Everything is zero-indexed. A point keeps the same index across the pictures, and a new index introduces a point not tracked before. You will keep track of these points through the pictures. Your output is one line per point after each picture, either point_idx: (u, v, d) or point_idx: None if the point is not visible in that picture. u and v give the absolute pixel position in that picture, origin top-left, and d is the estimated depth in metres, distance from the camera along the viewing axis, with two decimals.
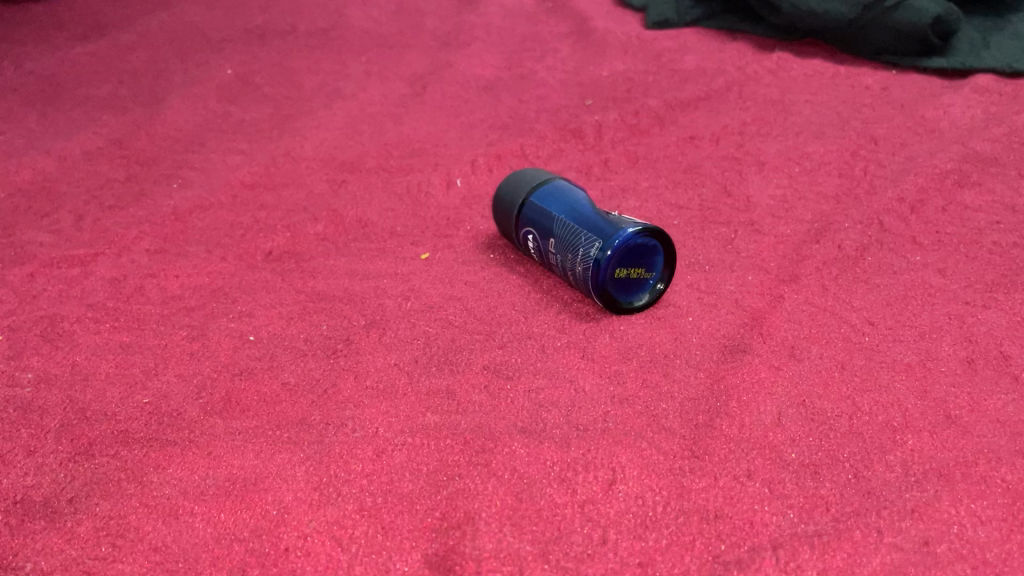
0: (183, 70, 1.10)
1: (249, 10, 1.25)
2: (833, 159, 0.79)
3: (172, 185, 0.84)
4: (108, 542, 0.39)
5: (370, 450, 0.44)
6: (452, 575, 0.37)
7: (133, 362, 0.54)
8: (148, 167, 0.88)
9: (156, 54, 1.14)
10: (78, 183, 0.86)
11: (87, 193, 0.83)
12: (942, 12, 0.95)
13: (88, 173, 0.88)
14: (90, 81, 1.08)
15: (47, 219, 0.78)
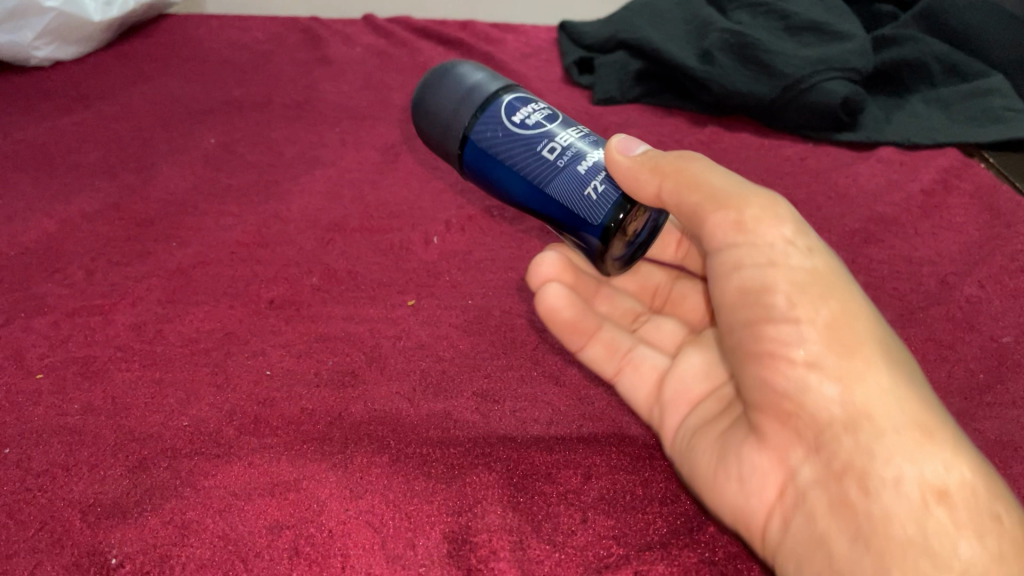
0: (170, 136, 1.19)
1: (228, 82, 1.35)
2: None
3: (172, 244, 0.92)
4: (177, 532, 0.47)
5: (386, 458, 0.53)
6: (469, 546, 0.46)
7: (167, 394, 0.61)
8: (149, 226, 0.96)
9: (142, 122, 1.22)
10: (82, 243, 0.93)
11: (92, 252, 0.91)
12: (848, 93, 1.10)
13: (90, 231, 0.95)
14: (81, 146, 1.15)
15: (60, 276, 0.85)
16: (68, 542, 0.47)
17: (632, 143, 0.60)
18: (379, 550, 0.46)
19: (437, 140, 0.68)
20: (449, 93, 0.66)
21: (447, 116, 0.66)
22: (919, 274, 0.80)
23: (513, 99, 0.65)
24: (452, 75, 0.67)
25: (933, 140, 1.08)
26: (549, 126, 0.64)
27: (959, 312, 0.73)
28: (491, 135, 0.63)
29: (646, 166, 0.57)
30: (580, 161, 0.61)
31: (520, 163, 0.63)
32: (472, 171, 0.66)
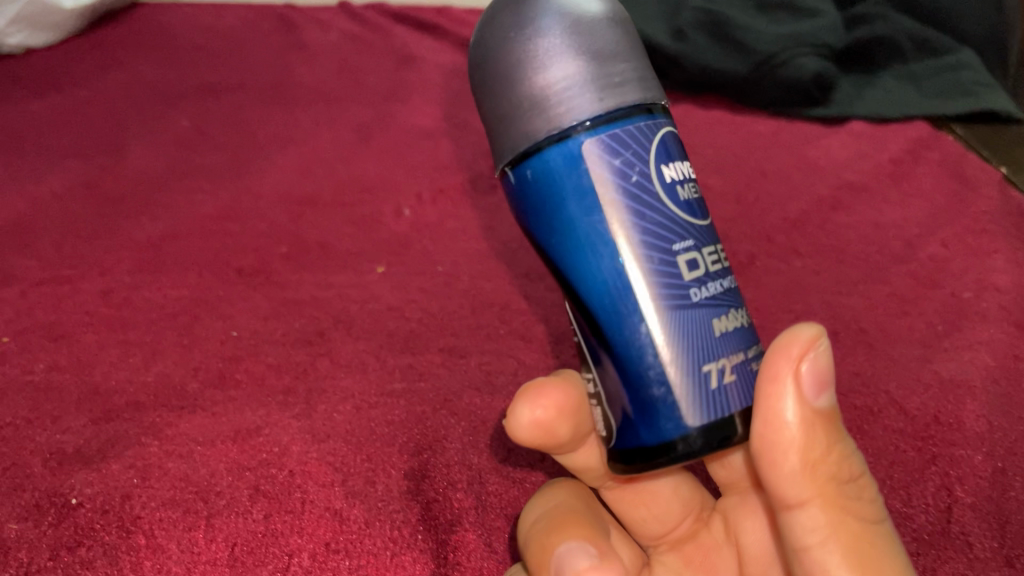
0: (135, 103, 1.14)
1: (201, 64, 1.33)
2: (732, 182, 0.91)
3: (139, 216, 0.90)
4: (137, 475, 0.47)
5: (349, 407, 0.53)
6: (427, 482, 0.48)
7: (133, 354, 0.61)
8: (119, 195, 0.94)
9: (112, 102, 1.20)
10: (46, 216, 0.90)
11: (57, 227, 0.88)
12: (821, 69, 1.09)
13: (56, 203, 0.93)
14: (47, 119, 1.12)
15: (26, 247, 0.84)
16: (29, 486, 0.46)
17: (827, 365, 0.41)
18: (340, 486, 0.47)
19: (510, 77, 0.43)
20: (575, 50, 0.43)
21: (545, 70, 0.43)
22: (884, 236, 0.80)
23: (665, 141, 0.45)
24: (586, 25, 0.44)
25: (903, 112, 1.08)
26: (699, 221, 0.44)
27: (922, 269, 0.73)
28: (619, 165, 0.42)
29: (810, 425, 0.41)
30: (723, 311, 0.43)
31: (638, 245, 0.42)
32: (537, 174, 0.43)
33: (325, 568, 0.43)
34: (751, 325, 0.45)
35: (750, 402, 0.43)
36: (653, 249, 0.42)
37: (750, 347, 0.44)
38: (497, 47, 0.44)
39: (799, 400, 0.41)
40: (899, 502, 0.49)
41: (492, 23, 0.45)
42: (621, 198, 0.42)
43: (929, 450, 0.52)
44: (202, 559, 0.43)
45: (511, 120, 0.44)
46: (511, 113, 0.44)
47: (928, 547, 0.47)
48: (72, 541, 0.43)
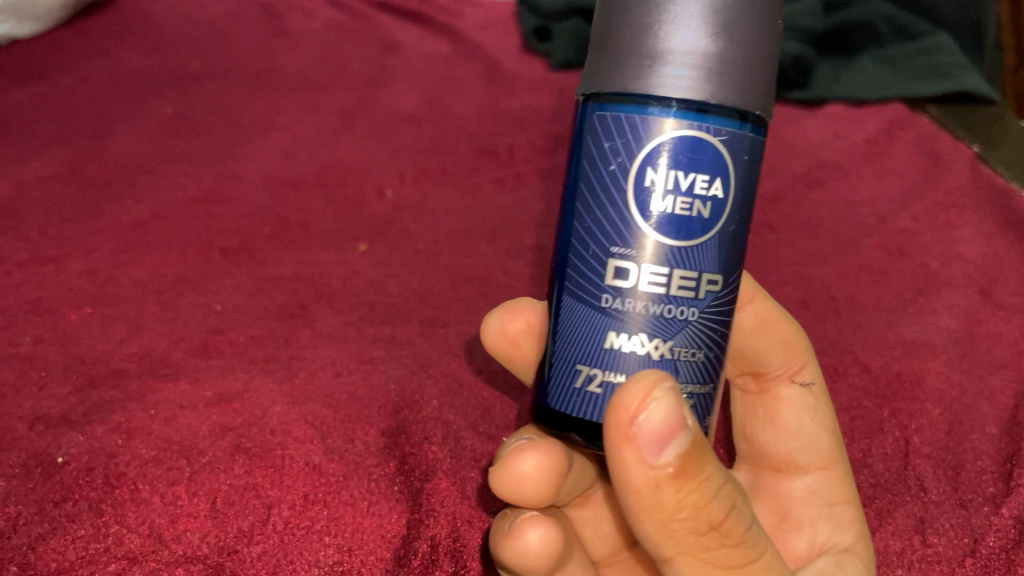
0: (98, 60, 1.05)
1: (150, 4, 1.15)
2: None
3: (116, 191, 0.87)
4: (121, 435, 0.49)
5: (329, 372, 0.55)
6: (400, 443, 0.51)
7: (116, 326, 0.63)
8: (91, 165, 0.90)
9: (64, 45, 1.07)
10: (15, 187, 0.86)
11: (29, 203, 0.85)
12: (799, 52, 1.00)
13: (23, 169, 0.88)
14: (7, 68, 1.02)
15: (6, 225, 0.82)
16: (15, 448, 0.48)
17: (668, 420, 0.37)
18: (320, 443, 0.50)
19: (622, 17, 0.41)
20: (694, 34, 0.40)
21: (654, 29, 0.40)
22: (857, 211, 0.78)
23: (688, 150, 0.40)
24: (720, 24, 0.40)
25: (878, 94, 1.01)
26: (662, 242, 0.41)
27: (893, 242, 0.75)
28: (605, 148, 0.41)
29: (657, 488, 0.38)
30: (633, 331, 0.42)
31: (585, 230, 0.43)
32: (591, 119, 0.42)
33: (304, 517, 0.47)
34: (677, 361, 0.43)
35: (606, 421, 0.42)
36: (591, 240, 0.42)
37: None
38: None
39: (640, 463, 0.37)
40: (862, 450, 0.56)
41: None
42: (591, 178, 0.42)
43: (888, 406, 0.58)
44: (183, 512, 0.46)
45: (600, 55, 0.42)
46: (603, 48, 0.42)
47: (885, 491, 0.54)
48: (57, 496, 0.45)
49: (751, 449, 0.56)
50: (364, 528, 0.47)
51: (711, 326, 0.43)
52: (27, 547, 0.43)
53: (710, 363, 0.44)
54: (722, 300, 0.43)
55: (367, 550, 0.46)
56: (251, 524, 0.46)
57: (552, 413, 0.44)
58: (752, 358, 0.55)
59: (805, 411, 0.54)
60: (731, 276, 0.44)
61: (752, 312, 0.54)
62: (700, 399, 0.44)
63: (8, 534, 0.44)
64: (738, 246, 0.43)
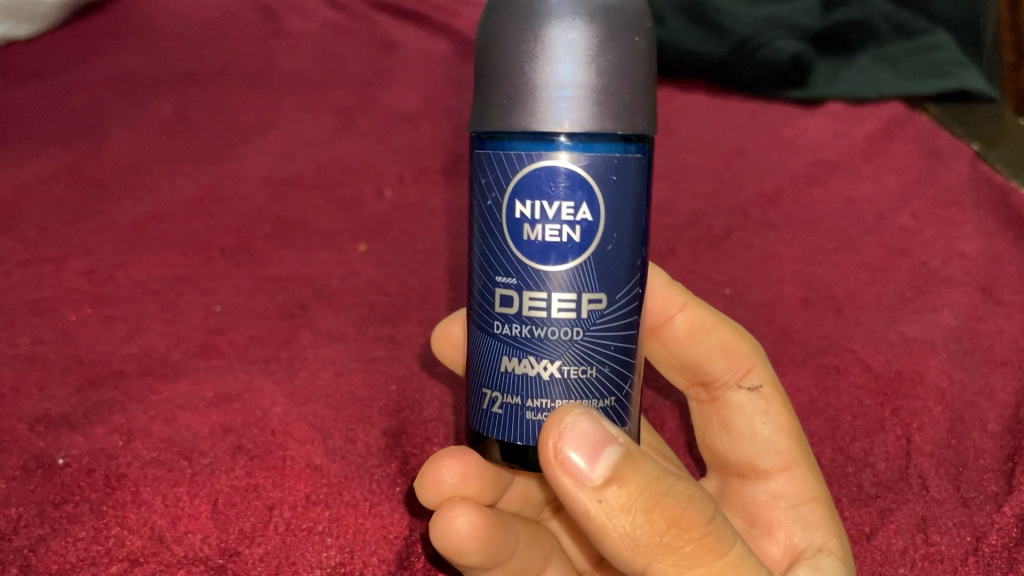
0: (96, 60, 1.03)
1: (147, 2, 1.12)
2: (716, 152, 0.91)
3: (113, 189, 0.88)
4: (120, 436, 0.48)
5: (330, 372, 0.55)
6: (403, 439, 0.51)
7: (116, 326, 0.62)
8: (89, 165, 0.90)
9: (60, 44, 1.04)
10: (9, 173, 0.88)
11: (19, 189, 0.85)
12: (798, 50, 1.00)
13: (21, 169, 0.87)
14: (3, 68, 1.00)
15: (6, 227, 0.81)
16: (15, 449, 0.47)
17: (589, 439, 0.36)
18: (321, 443, 0.49)
19: (493, 53, 0.41)
20: (558, 66, 0.39)
21: (519, 67, 0.39)
22: (856, 211, 0.78)
23: (560, 177, 0.40)
24: (583, 54, 0.39)
25: (879, 92, 1.01)
26: (541, 268, 0.41)
27: (893, 240, 0.74)
28: (482, 183, 0.42)
29: (602, 508, 0.36)
30: (522, 354, 0.42)
31: (478, 264, 0.43)
32: (475, 154, 0.42)
33: (306, 518, 0.45)
34: (569, 381, 0.42)
35: (511, 441, 0.42)
36: (483, 271, 0.43)
37: (544, 398, 0.42)
38: (505, 9, 0.40)
39: (577, 489, 0.36)
40: (863, 449, 0.54)
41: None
42: (478, 212, 0.42)
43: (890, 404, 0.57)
44: (185, 512, 0.44)
45: (480, 90, 0.42)
46: (482, 84, 0.42)
47: (887, 490, 0.52)
48: (58, 497, 0.44)
49: (716, 460, 0.52)
50: (366, 528, 0.45)
51: (604, 343, 0.42)
52: (29, 549, 0.42)
53: (609, 379, 0.42)
54: (614, 317, 0.42)
55: (368, 550, 0.44)
56: (252, 525, 0.44)
57: (472, 434, 0.44)
58: (693, 366, 0.51)
59: (756, 415, 0.50)
60: (625, 291, 0.42)
61: (684, 318, 0.51)
62: (605, 412, 0.43)
63: (9, 535, 0.42)
64: (630, 261, 0.42)
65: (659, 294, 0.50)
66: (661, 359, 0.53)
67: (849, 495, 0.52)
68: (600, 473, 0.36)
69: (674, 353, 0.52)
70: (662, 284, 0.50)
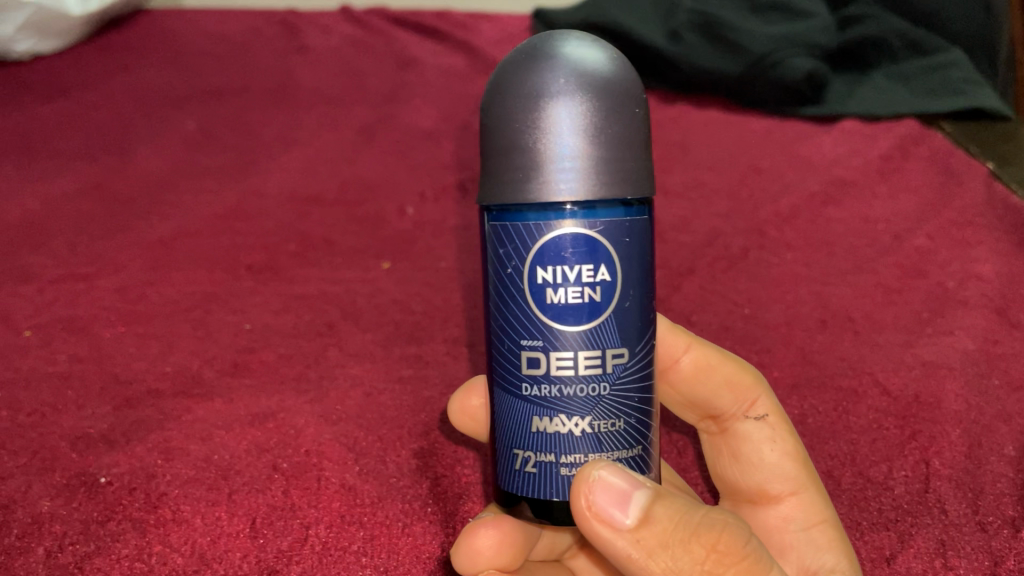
0: (122, 78, 1.05)
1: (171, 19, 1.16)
2: (734, 165, 0.91)
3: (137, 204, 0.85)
4: (161, 456, 0.51)
5: (360, 393, 0.57)
6: (433, 458, 0.52)
7: (149, 345, 0.63)
8: (115, 181, 0.88)
9: (87, 61, 1.08)
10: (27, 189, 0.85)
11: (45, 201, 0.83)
12: (814, 67, 1.00)
13: (49, 183, 0.86)
14: (32, 83, 1.02)
15: (34, 242, 0.78)
16: (58, 467, 0.49)
17: (616, 487, 0.37)
18: (353, 464, 0.51)
19: (494, 137, 0.40)
20: (566, 139, 0.38)
21: (525, 144, 0.39)
22: (873, 231, 0.79)
23: (575, 241, 0.39)
24: (586, 129, 0.38)
25: (892, 110, 0.99)
26: (563, 330, 0.40)
27: (909, 261, 0.75)
28: (500, 253, 0.40)
29: (641, 550, 0.37)
30: (551, 413, 0.40)
31: (497, 327, 0.41)
32: (486, 227, 0.41)
33: (341, 537, 0.46)
34: (599, 435, 0.40)
35: (546, 499, 0.41)
36: (505, 336, 0.41)
37: (575, 453, 0.40)
38: (503, 92, 0.39)
39: (615, 535, 0.37)
40: (882, 472, 0.53)
41: (514, 65, 0.39)
42: (494, 280, 0.41)
43: (909, 427, 0.56)
44: (225, 531, 0.46)
45: (487, 168, 0.41)
46: (489, 163, 0.41)
47: (906, 514, 0.50)
48: (102, 516, 0.46)
49: (727, 490, 0.52)
50: (400, 547, 0.46)
51: (627, 395, 0.41)
52: (75, 565, 0.43)
53: (634, 429, 0.41)
54: (634, 370, 0.41)
55: (402, 570, 0.45)
56: (289, 543, 0.46)
57: (504, 496, 0.42)
58: (701, 403, 0.52)
59: (763, 442, 0.50)
60: (642, 344, 0.41)
61: (689, 358, 0.52)
62: (633, 463, 0.41)
63: (55, 552, 0.44)
64: (644, 317, 0.41)
65: (664, 339, 0.53)
66: (670, 399, 0.54)
67: (869, 519, 0.51)
68: (632, 516, 0.37)
69: (681, 394, 0.53)
70: (666, 329, 0.53)
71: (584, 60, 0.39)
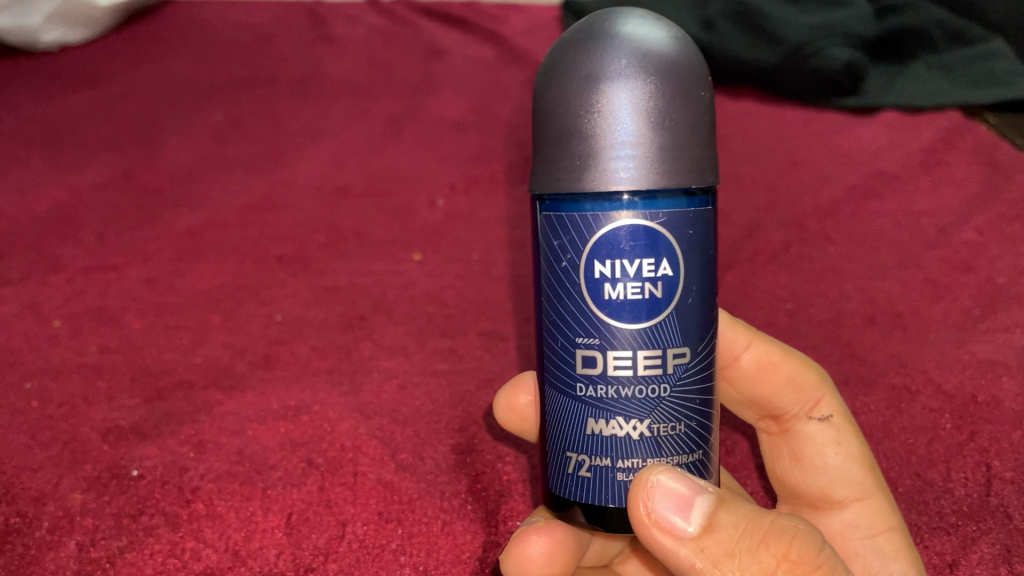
0: (148, 66, 1.03)
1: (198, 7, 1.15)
2: (773, 150, 0.89)
3: (164, 193, 0.85)
4: (193, 448, 0.50)
5: (395, 386, 0.56)
6: (472, 454, 0.51)
7: (180, 335, 0.62)
8: (144, 171, 0.87)
9: (114, 50, 1.06)
10: (55, 174, 0.85)
11: (70, 188, 0.83)
12: (851, 58, 0.93)
13: (77, 171, 0.86)
14: (61, 74, 1.01)
15: (63, 232, 0.77)
16: (89, 459, 0.48)
17: (677, 492, 0.36)
18: (390, 460, 0.50)
19: (550, 122, 0.38)
20: (626, 125, 0.36)
21: (582, 129, 0.37)
22: (917, 223, 0.76)
23: (636, 234, 0.37)
24: (647, 113, 0.37)
25: (936, 100, 0.92)
26: (621, 327, 0.38)
27: (957, 255, 0.71)
28: (554, 246, 0.39)
29: (706, 559, 0.35)
30: (607, 416, 0.39)
31: (550, 323, 0.40)
32: (540, 219, 0.40)
33: (379, 535, 0.45)
34: (659, 439, 0.39)
35: (602, 505, 0.39)
36: (558, 333, 0.40)
37: (633, 458, 0.39)
38: (559, 74, 0.38)
39: (677, 544, 0.36)
40: (940, 475, 0.51)
41: (571, 45, 0.38)
42: (548, 274, 0.40)
43: (967, 427, 0.54)
44: (259, 527, 0.45)
45: (541, 154, 0.39)
46: (543, 148, 0.39)
47: (968, 517, 0.49)
48: (134, 510, 0.45)
49: (787, 494, 0.50)
50: (440, 547, 0.45)
51: (688, 396, 0.39)
52: (106, 561, 0.42)
53: (695, 433, 0.40)
54: (696, 370, 0.39)
55: (443, 570, 0.43)
56: (325, 541, 0.44)
57: (555, 500, 0.41)
58: (762, 403, 0.50)
59: (827, 445, 0.48)
60: (704, 342, 0.40)
61: (751, 356, 0.50)
62: (693, 468, 0.40)
63: (86, 547, 0.43)
64: (706, 313, 0.39)
65: (725, 335, 0.50)
66: (729, 398, 0.52)
67: (929, 522, 0.49)
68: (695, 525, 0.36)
69: (741, 393, 0.51)
70: (726, 324, 0.51)
71: (645, 39, 0.37)
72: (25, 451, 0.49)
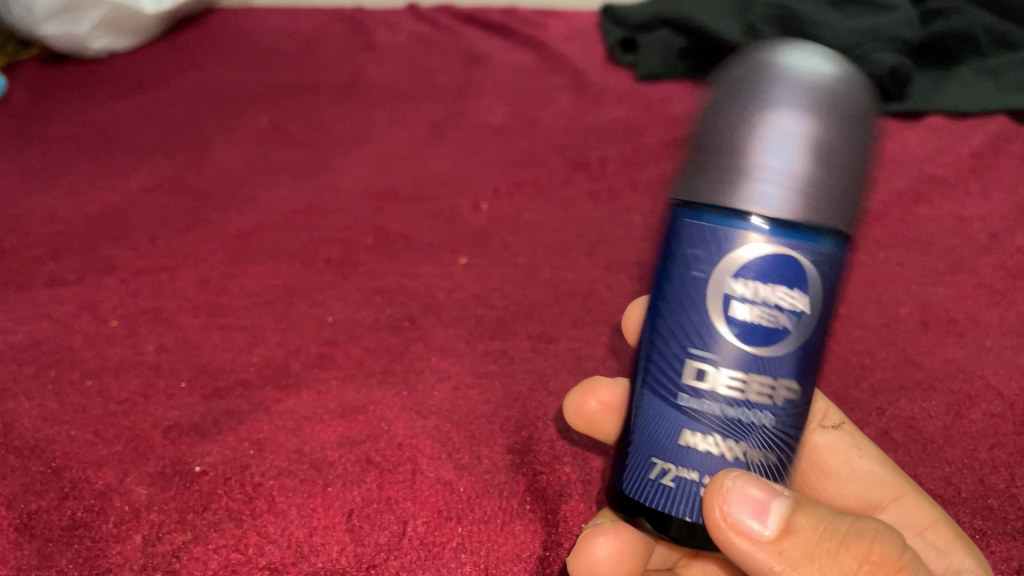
0: (193, 75, 1.05)
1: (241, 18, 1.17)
2: None
3: (212, 196, 0.86)
4: (253, 447, 0.50)
5: (448, 387, 0.57)
6: (531, 453, 0.52)
7: (234, 335, 0.63)
8: (193, 175, 0.88)
9: (161, 59, 1.08)
10: (106, 177, 0.87)
11: (121, 191, 0.85)
12: (897, 64, 0.91)
13: (128, 176, 0.87)
14: (110, 81, 1.03)
15: (116, 233, 0.79)
16: (152, 455, 0.49)
17: (755, 499, 0.36)
18: (448, 459, 0.50)
19: (708, 136, 0.40)
20: (783, 154, 0.37)
21: (740, 147, 0.38)
22: (968, 228, 0.74)
23: (767, 259, 0.37)
24: (806, 145, 0.37)
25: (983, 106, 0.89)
26: (739, 347, 0.38)
27: (1011, 260, 0.69)
28: (683, 254, 0.39)
29: (784, 563, 0.37)
30: (704, 430, 0.39)
31: (666, 328, 0.40)
32: (674, 223, 0.40)
33: (439, 533, 0.45)
34: (749, 463, 0.39)
35: (673, 515, 0.39)
36: (673, 342, 0.40)
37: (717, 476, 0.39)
38: (733, 98, 0.39)
39: (755, 548, 0.37)
40: (1004, 480, 0.50)
41: (751, 76, 0.39)
42: (670, 281, 0.40)
43: None
44: (321, 524, 0.45)
45: (689, 164, 0.40)
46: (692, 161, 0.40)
47: None
48: (198, 505, 0.46)
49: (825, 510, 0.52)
50: (501, 546, 0.45)
51: (787, 432, 0.40)
52: (172, 555, 0.43)
53: (778, 467, 0.40)
54: (800, 410, 0.40)
55: (504, 569, 0.44)
56: (387, 538, 0.45)
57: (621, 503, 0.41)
58: None
59: (849, 451, 0.50)
60: (810, 387, 0.40)
61: None
62: None
63: (152, 542, 0.44)
64: (817, 359, 0.40)
65: None
66: None
67: (994, 528, 0.48)
68: (774, 533, 0.37)
69: None
70: None
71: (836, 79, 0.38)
72: (90, 447, 0.50)
